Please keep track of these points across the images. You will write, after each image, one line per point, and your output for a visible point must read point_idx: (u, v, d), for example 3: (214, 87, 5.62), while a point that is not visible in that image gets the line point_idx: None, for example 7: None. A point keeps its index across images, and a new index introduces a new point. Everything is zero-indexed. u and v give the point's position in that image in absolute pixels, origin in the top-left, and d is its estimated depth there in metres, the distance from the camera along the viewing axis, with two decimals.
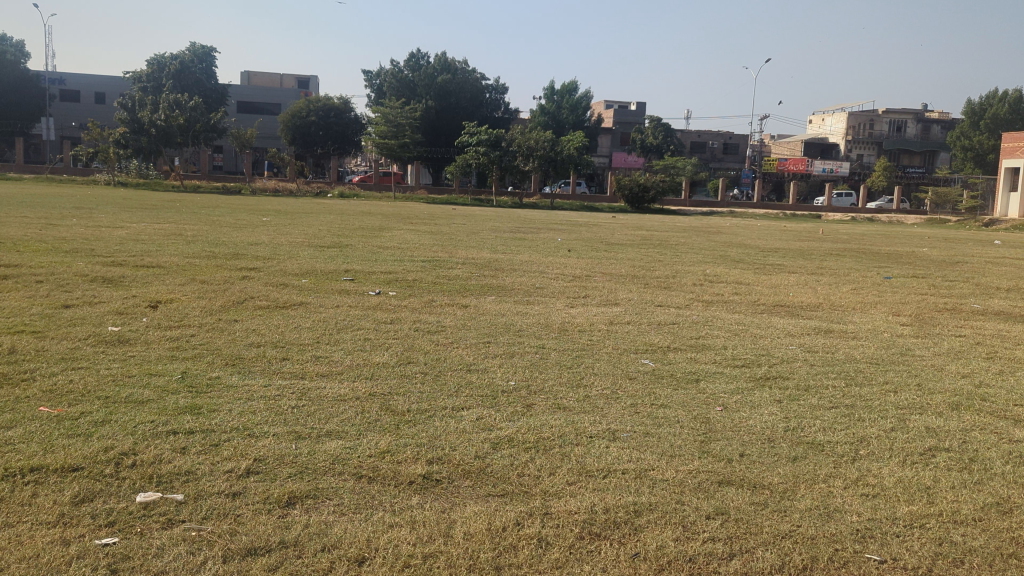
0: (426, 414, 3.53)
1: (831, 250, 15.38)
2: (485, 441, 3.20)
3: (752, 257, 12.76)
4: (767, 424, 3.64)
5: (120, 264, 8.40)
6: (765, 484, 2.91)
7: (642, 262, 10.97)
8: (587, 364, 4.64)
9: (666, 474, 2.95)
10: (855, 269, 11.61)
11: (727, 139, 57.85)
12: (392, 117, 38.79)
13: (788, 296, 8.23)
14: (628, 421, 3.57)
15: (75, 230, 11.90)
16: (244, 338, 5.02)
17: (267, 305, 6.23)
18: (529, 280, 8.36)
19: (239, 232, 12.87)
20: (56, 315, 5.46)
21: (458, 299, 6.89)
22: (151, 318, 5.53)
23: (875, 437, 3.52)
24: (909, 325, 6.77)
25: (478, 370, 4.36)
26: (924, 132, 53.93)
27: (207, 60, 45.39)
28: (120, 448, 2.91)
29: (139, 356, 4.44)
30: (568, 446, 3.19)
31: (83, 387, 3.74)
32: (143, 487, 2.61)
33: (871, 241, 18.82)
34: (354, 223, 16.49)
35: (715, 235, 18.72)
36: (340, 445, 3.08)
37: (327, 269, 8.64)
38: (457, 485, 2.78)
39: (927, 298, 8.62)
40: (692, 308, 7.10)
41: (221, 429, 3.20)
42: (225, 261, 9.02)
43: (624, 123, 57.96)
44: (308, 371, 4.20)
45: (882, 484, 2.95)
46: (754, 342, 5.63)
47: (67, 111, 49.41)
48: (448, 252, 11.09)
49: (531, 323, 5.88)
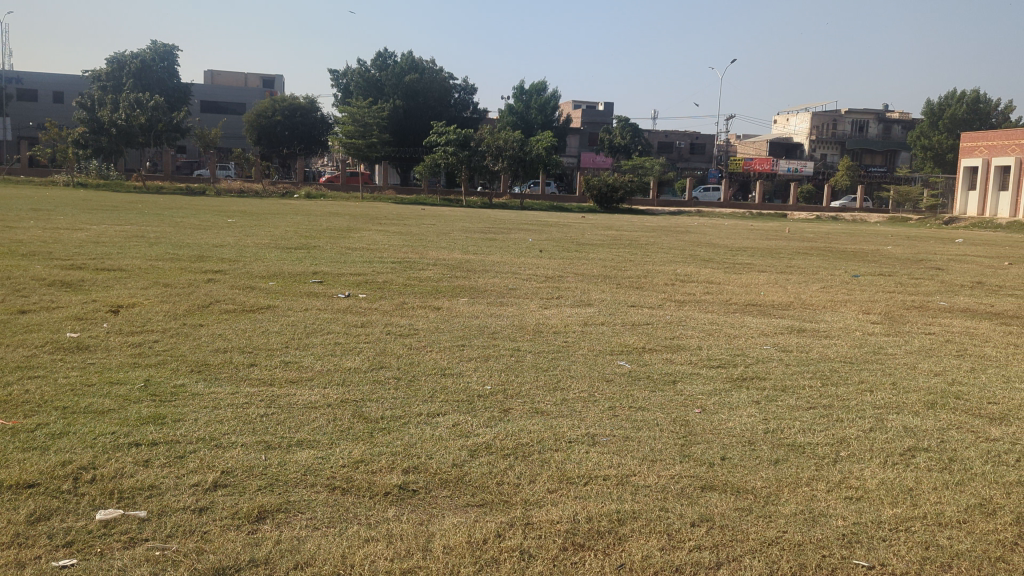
0: (401, 420, 3.43)
1: (797, 249, 15.51)
2: (461, 448, 3.11)
3: (720, 257, 12.78)
4: (747, 426, 3.59)
5: (79, 267, 8.15)
6: (747, 488, 2.86)
7: (612, 263, 10.93)
8: (563, 366, 4.57)
9: (648, 479, 2.88)
10: (823, 267, 11.67)
11: (694, 139, 58.28)
12: (359, 117, 38.40)
13: (758, 295, 8.23)
14: (607, 424, 3.51)
15: (32, 233, 11.58)
16: (209, 343, 4.88)
17: (234, 309, 6.07)
18: (501, 281, 8.26)
19: (204, 234, 12.58)
20: (10, 321, 5.26)
21: (431, 301, 6.77)
22: (112, 323, 5.35)
23: (855, 437, 3.49)
24: (879, 324, 6.78)
25: (453, 375, 4.25)
26: (885, 132, 54.78)
27: (169, 58, 44.62)
28: (79, 463, 2.78)
29: (99, 363, 4.28)
30: (546, 452, 3.12)
31: (40, 397, 3.59)
32: (103, 504, 2.48)
33: (835, 239, 19.01)
34: (321, 223, 16.27)
35: (682, 234, 18.75)
36: (312, 455, 2.97)
37: (296, 270, 8.49)
38: (434, 495, 2.70)
39: (895, 296, 8.67)
40: (665, 308, 7.06)
41: (187, 439, 3.08)
42: (188, 264, 8.80)
43: (592, 123, 58.14)
44: (277, 378, 4.08)
45: (865, 487, 2.91)
46: (728, 343, 5.59)
47: (24, 111, 48.31)
48: (418, 252, 10.95)
49: (505, 325, 5.80)
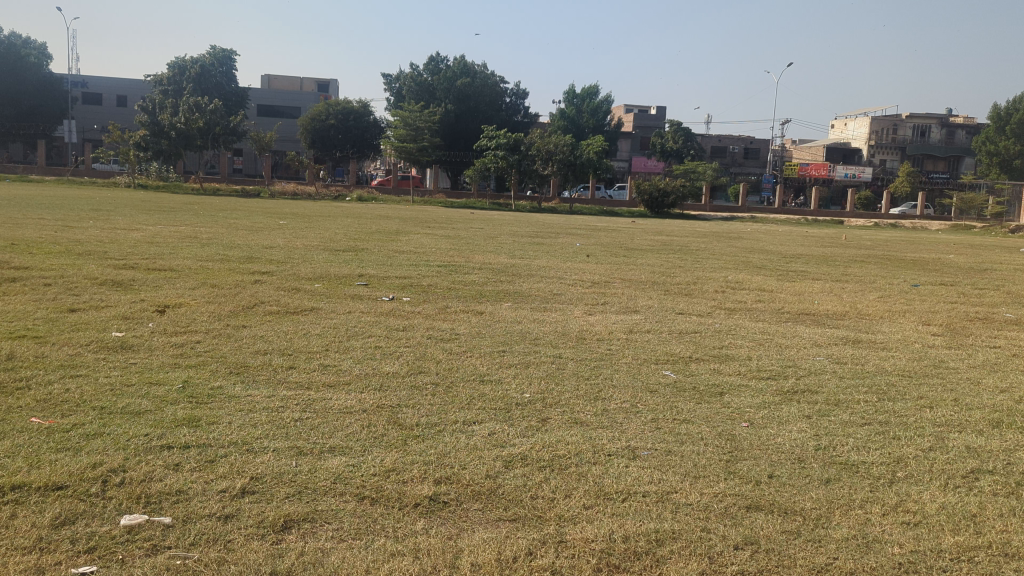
0: (436, 428, 3.34)
1: (855, 256, 15.10)
2: (496, 458, 3.02)
3: (773, 264, 12.50)
4: (798, 443, 3.42)
5: (131, 266, 8.31)
6: (796, 510, 2.69)
7: (661, 269, 10.68)
8: (606, 375, 4.44)
9: (689, 497, 2.75)
10: (881, 276, 11.29)
11: (749, 144, 57.42)
12: (411, 120, 38.64)
13: (812, 304, 7.95)
14: (649, 438, 3.37)
15: (90, 232, 11.89)
16: (251, 344, 4.88)
17: (277, 310, 6.07)
18: (546, 286, 8.16)
19: (255, 235, 12.72)
20: (59, 319, 5.34)
21: (474, 305, 6.72)
22: (157, 323, 5.39)
23: (913, 458, 3.30)
24: (940, 336, 6.48)
25: (491, 381, 4.16)
26: (948, 137, 53.20)
27: (228, 63, 45.73)
28: (109, 465, 2.75)
29: (141, 363, 4.30)
30: (585, 466, 3.00)
31: (80, 396, 3.60)
32: (130, 508, 2.45)
33: (894, 247, 18.49)
34: (372, 226, 16.37)
35: (735, 240, 18.43)
36: (343, 462, 2.91)
37: (341, 273, 8.52)
38: (465, 508, 2.60)
39: (957, 306, 8.34)
40: (714, 316, 6.87)
41: (218, 444, 3.04)
42: (237, 265, 8.90)
43: (644, 127, 57.66)
44: (314, 381, 4.04)
45: (924, 512, 2.72)
46: (779, 353, 5.40)
47: (88, 114, 49.89)
48: (464, 256, 10.90)
49: (548, 331, 5.68)
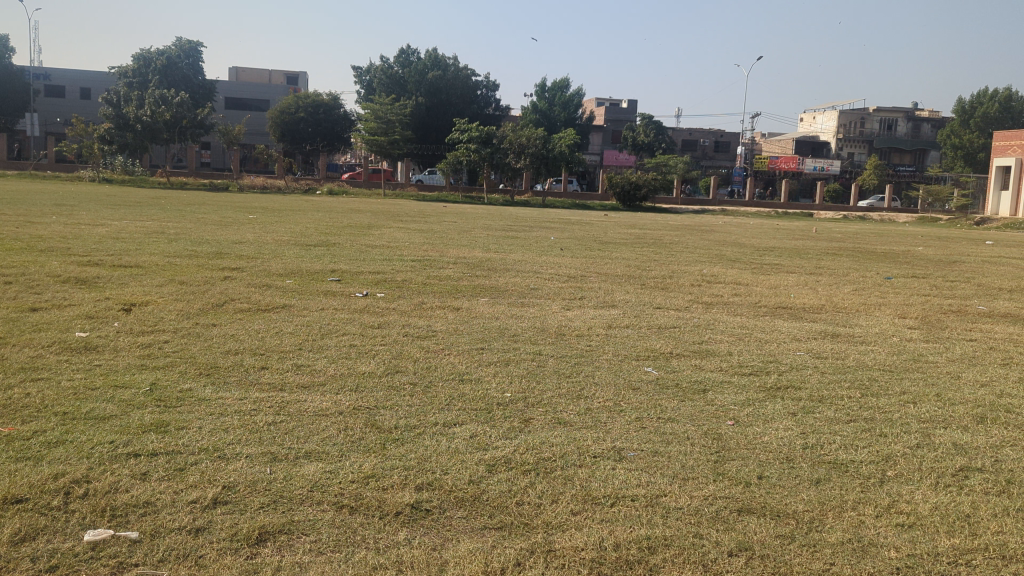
0: (415, 431, 3.24)
1: (826, 249, 15.18)
2: (479, 462, 2.91)
3: (747, 256, 12.49)
4: (785, 441, 3.36)
5: (96, 263, 8.08)
6: (789, 512, 2.63)
7: (636, 262, 10.67)
8: (587, 372, 4.36)
9: (681, 501, 2.67)
10: (854, 269, 11.34)
11: (719, 137, 57.84)
12: (381, 113, 38.21)
13: (789, 298, 7.93)
14: (634, 438, 3.29)
15: (52, 227, 11.55)
16: (222, 344, 4.72)
17: (249, 308, 5.91)
18: (522, 280, 8.09)
19: (223, 230, 12.46)
20: (20, 319, 5.14)
21: (450, 301, 6.59)
22: (123, 322, 5.21)
23: (901, 456, 3.25)
24: (917, 329, 6.48)
25: (470, 380, 4.06)
26: (914, 131, 53.95)
27: (194, 55, 45.19)
28: (72, 476, 2.61)
29: (105, 365, 4.12)
30: (571, 469, 2.90)
31: (40, 402, 3.43)
32: (94, 523, 2.31)
33: (864, 240, 18.67)
34: (342, 220, 16.16)
35: (708, 233, 18.52)
36: (319, 468, 2.78)
37: (313, 268, 8.35)
38: (449, 516, 2.50)
39: (931, 300, 8.36)
40: (692, 311, 6.83)
41: (189, 450, 2.90)
42: (205, 261, 8.68)
43: (616, 121, 57.89)
44: (288, 382, 3.90)
45: (917, 513, 2.67)
46: (760, 348, 5.36)
47: (51, 107, 48.96)
48: (438, 250, 10.76)
49: (526, 327, 5.59)
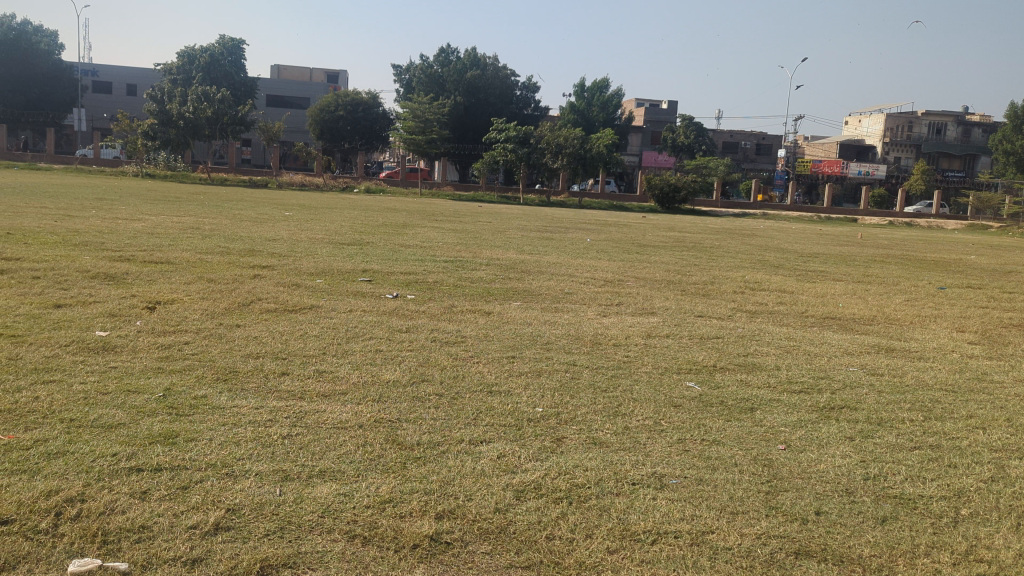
0: (440, 450, 3.00)
1: (873, 255, 14.69)
2: (508, 488, 2.66)
3: (792, 263, 12.06)
4: (844, 471, 3.06)
5: (127, 258, 8.00)
6: (853, 558, 2.35)
7: (676, 267, 10.29)
8: (626, 387, 4.07)
9: (729, 540, 2.40)
10: (904, 277, 10.90)
11: (761, 140, 57.16)
12: (420, 112, 38.05)
13: (838, 308, 7.57)
14: (677, 463, 3.01)
15: (92, 221, 11.63)
16: (243, 347, 4.53)
17: (275, 309, 5.72)
18: (557, 284, 7.82)
19: (259, 227, 12.41)
20: (43, 316, 5.01)
21: (482, 305, 6.34)
22: (146, 321, 5.06)
23: (976, 491, 2.92)
24: (978, 345, 6.07)
25: (501, 392, 3.81)
26: (964, 135, 52.59)
27: (236, 52, 45.54)
28: (66, 494, 2.41)
29: (121, 368, 3.94)
30: (608, 499, 2.64)
31: (47, 408, 3.24)
32: (81, 550, 2.13)
33: (910, 245, 18.17)
34: (380, 219, 16.06)
35: (748, 237, 18.15)
36: (334, 490, 2.56)
37: (345, 267, 8.19)
38: (471, 551, 2.26)
39: (990, 312, 7.91)
40: (736, 320, 6.51)
41: (195, 466, 2.70)
42: (236, 258, 8.54)
43: (656, 122, 57.54)
44: (307, 391, 3.68)
45: (1000, 562, 2.37)
46: (809, 363, 5.03)
47: (98, 103, 49.77)
48: (472, 251, 10.58)
49: (561, 335, 5.32)
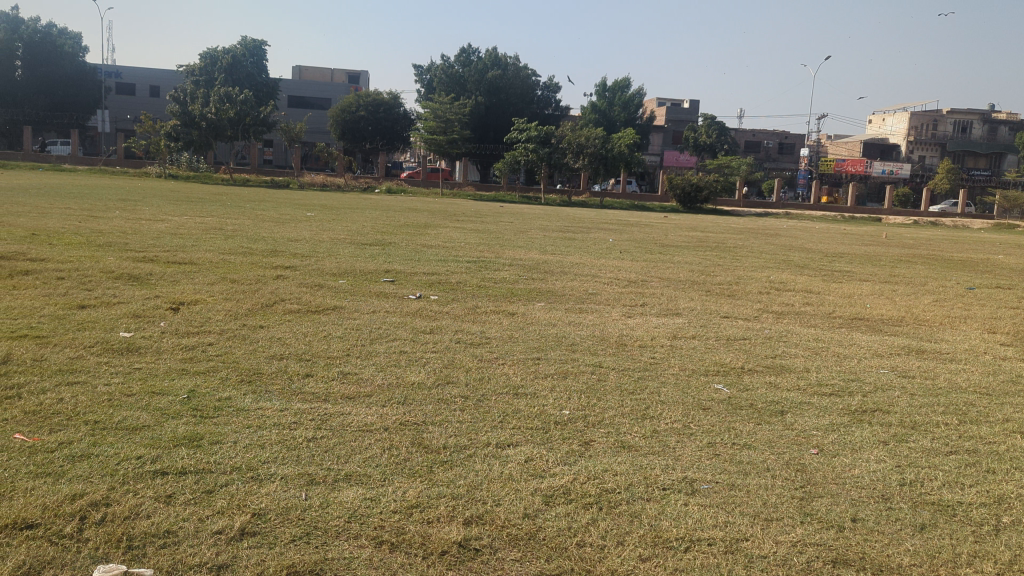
0: (466, 453, 2.95)
1: (899, 255, 14.49)
2: (537, 493, 2.61)
3: (817, 263, 11.91)
4: (879, 476, 2.98)
5: (151, 258, 8.06)
6: (894, 567, 2.28)
7: (700, 267, 10.20)
8: (652, 389, 4.01)
9: (763, 547, 2.34)
10: (931, 277, 10.74)
11: (783, 138, 56.70)
12: (441, 112, 38.05)
13: (865, 309, 7.45)
14: (706, 467, 2.95)
15: (116, 222, 11.73)
16: (267, 348, 4.51)
17: (297, 309, 5.71)
18: (580, 284, 7.76)
19: (281, 227, 12.45)
20: (67, 317, 5.03)
21: (505, 305, 6.30)
22: (169, 322, 5.07)
23: (1017, 498, 2.84)
24: (1011, 347, 5.94)
25: (526, 394, 3.77)
26: (990, 133, 51.88)
27: (257, 54, 45.90)
28: (90, 498, 2.39)
29: (146, 369, 3.94)
30: (638, 504, 2.58)
31: (72, 409, 3.24)
32: (106, 556, 2.10)
33: (937, 246, 17.91)
34: (400, 219, 16.07)
35: (771, 237, 17.97)
36: (358, 495, 2.52)
37: (367, 268, 8.18)
38: (500, 558, 2.22)
39: (1021, 313, 7.77)
40: (762, 321, 6.42)
41: (220, 469, 2.67)
42: (258, 258, 8.55)
43: (677, 121, 57.25)
44: (331, 393, 3.65)
45: None
46: (839, 364, 4.93)
47: (122, 104, 50.30)
48: (494, 251, 10.54)
49: (585, 336, 5.27)
